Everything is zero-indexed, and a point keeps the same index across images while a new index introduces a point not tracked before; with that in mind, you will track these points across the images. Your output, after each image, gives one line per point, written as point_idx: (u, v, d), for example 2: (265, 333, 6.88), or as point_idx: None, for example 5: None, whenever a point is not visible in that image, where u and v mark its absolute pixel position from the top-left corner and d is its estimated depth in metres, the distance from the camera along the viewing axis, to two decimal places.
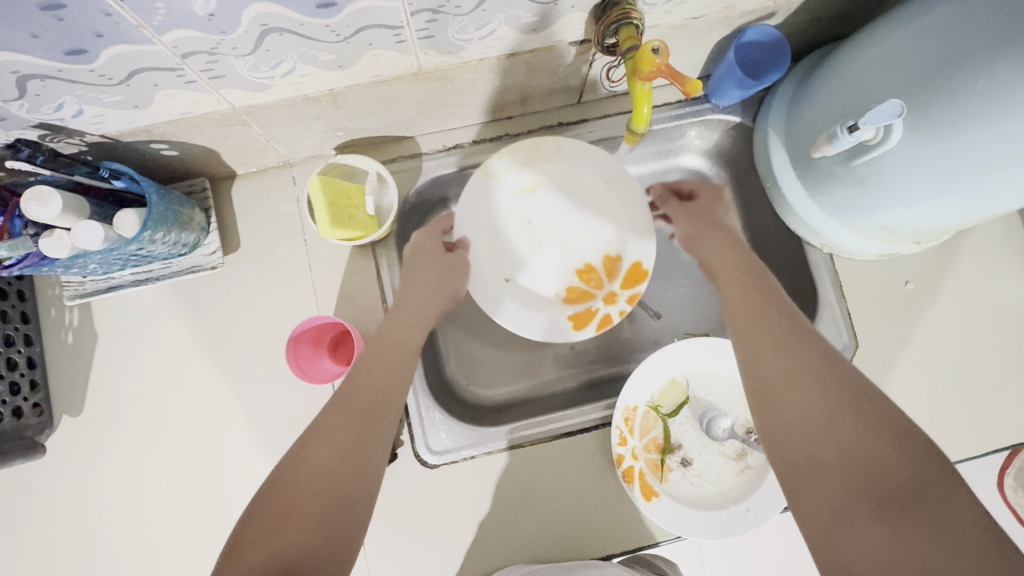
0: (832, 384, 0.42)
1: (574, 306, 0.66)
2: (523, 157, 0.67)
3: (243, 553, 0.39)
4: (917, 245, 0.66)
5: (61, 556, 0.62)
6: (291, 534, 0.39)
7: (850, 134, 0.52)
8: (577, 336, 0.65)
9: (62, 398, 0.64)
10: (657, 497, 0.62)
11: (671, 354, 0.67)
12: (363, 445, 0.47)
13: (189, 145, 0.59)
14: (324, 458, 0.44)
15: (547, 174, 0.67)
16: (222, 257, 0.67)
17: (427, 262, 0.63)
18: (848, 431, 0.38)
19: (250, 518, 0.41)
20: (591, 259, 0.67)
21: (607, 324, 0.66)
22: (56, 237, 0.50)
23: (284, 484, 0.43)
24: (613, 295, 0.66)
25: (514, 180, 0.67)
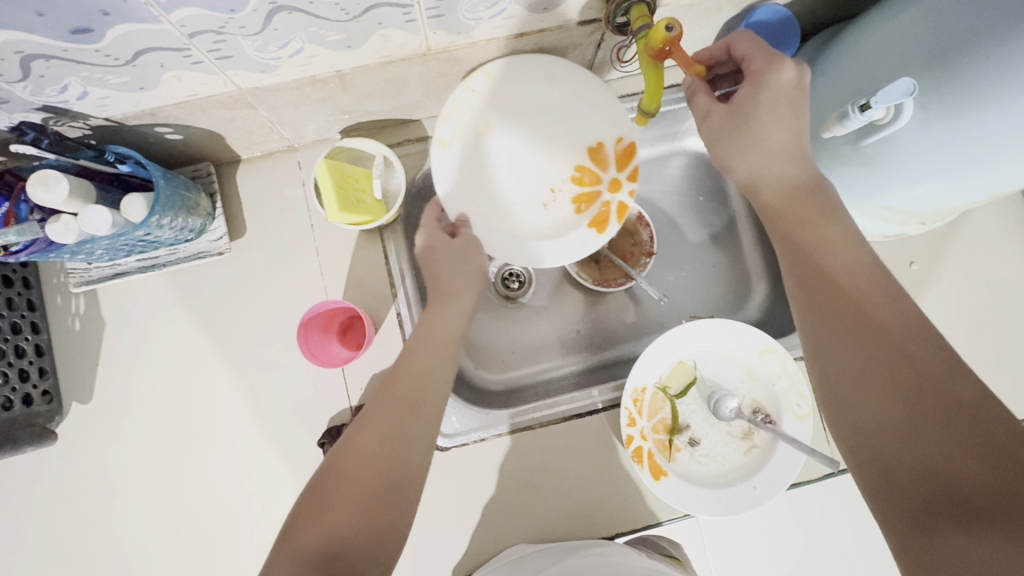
0: (912, 379, 0.37)
1: (588, 215, 0.63)
2: (462, 108, 0.60)
3: (298, 534, 0.43)
4: (922, 225, 0.66)
5: (76, 541, 0.62)
6: (336, 523, 0.43)
7: (861, 113, 0.52)
8: (607, 238, 0.62)
9: (70, 385, 0.64)
10: (665, 476, 0.63)
11: (678, 336, 0.67)
12: (402, 435, 0.48)
13: (194, 129, 0.58)
14: (369, 450, 0.47)
15: (496, 111, 0.61)
16: (228, 243, 0.67)
17: (443, 256, 0.59)
18: (924, 442, 0.35)
19: (305, 502, 0.45)
20: (578, 160, 0.62)
21: (626, 212, 0.62)
22: (63, 222, 0.50)
23: (337, 474, 0.45)
24: (617, 182, 0.62)
25: (465, 135, 0.61)
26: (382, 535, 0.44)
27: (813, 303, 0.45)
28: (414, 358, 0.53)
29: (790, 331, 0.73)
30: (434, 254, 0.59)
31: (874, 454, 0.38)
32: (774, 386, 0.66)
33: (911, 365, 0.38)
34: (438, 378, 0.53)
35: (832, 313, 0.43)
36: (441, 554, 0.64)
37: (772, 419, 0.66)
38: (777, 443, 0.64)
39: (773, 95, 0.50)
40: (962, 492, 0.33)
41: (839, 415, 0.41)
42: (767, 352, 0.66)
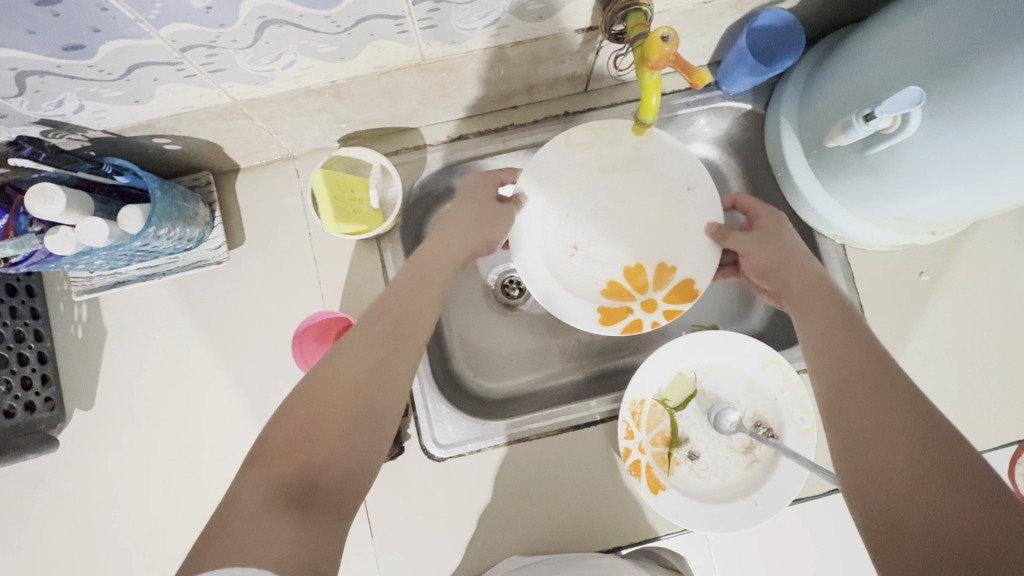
0: (903, 421, 0.36)
1: (609, 300, 0.66)
2: (607, 136, 0.67)
3: (273, 454, 0.40)
4: (933, 235, 0.64)
5: (77, 546, 0.63)
6: (314, 446, 0.40)
7: (866, 123, 0.51)
8: (605, 330, 0.64)
9: (73, 392, 0.65)
10: (664, 490, 0.62)
11: (702, 342, 0.66)
12: (388, 369, 0.46)
13: (192, 140, 0.59)
14: (351, 373, 0.45)
15: (624, 162, 0.67)
16: (227, 251, 0.67)
17: (470, 206, 0.61)
18: (927, 484, 0.32)
19: (276, 428, 0.41)
20: (642, 262, 0.67)
21: (636, 330, 0.65)
22: (61, 234, 0.50)
23: (315, 396, 0.43)
24: (652, 303, 0.66)
25: (590, 156, 0.67)
26: (359, 468, 0.41)
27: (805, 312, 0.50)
28: (402, 299, 0.52)
29: (793, 342, 0.72)
30: (476, 194, 0.62)
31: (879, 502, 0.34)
32: (777, 399, 0.65)
33: (909, 404, 0.37)
34: (425, 317, 0.52)
35: (836, 345, 0.45)
36: (436, 564, 0.64)
37: (774, 433, 0.64)
38: (779, 458, 0.63)
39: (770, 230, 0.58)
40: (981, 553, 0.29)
41: (836, 447, 0.39)
42: (769, 364, 0.65)
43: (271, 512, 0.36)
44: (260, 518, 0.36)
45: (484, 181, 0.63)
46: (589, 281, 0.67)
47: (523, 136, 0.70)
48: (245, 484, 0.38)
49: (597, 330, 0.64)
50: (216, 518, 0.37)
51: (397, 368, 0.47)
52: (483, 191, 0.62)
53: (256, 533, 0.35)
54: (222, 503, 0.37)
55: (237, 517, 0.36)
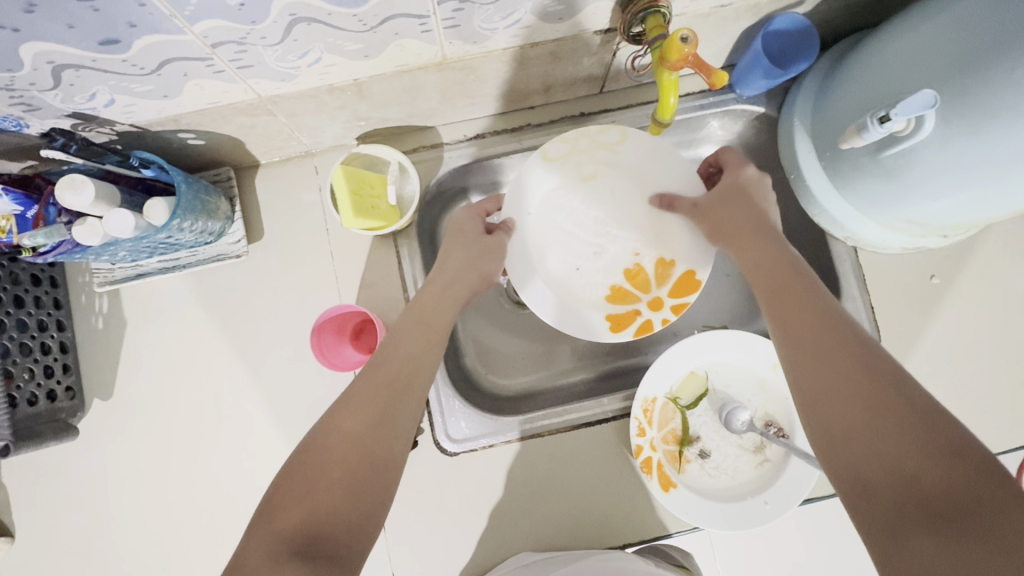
0: (869, 380, 0.40)
1: (615, 307, 0.67)
2: (583, 144, 0.67)
3: (276, 516, 0.42)
4: (944, 238, 0.65)
5: (94, 534, 0.64)
6: (318, 500, 0.42)
7: (880, 125, 0.51)
8: (614, 338, 0.66)
9: (92, 382, 0.66)
10: (674, 488, 0.63)
11: (702, 340, 0.66)
12: (385, 424, 0.48)
13: (215, 135, 0.60)
14: (353, 427, 0.46)
15: (606, 163, 0.68)
16: (246, 246, 0.68)
17: (462, 245, 0.63)
18: (884, 441, 0.36)
19: (281, 488, 0.43)
20: (642, 260, 0.68)
21: (646, 331, 0.66)
22: (89, 225, 0.51)
23: (318, 451, 0.45)
24: (658, 301, 0.66)
25: (567, 170, 0.68)
26: (359, 526, 0.42)
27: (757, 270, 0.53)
28: (402, 347, 0.53)
29: None
30: (461, 228, 0.65)
31: (851, 465, 0.37)
32: (788, 399, 0.65)
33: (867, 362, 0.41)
34: (426, 365, 0.53)
35: (786, 304, 0.48)
36: (448, 559, 0.65)
37: (785, 433, 0.65)
38: (790, 457, 0.63)
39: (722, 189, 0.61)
40: (941, 500, 0.33)
41: (809, 413, 0.42)
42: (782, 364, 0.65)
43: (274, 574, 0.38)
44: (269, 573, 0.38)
45: (467, 213, 0.67)
46: (593, 291, 0.67)
47: (539, 135, 0.71)
48: (253, 542, 0.40)
49: (606, 338, 0.66)
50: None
51: (398, 420, 0.48)
52: (471, 226, 0.65)
53: None
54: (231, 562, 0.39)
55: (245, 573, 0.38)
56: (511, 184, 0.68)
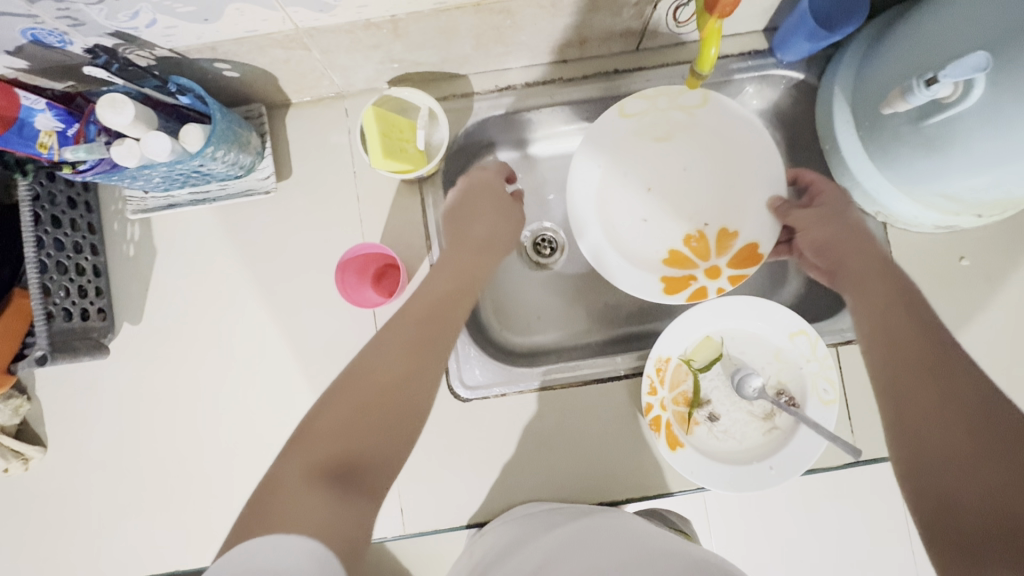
0: (965, 397, 0.45)
1: (671, 270, 0.67)
2: (661, 103, 0.67)
3: (310, 441, 0.43)
4: (978, 218, 0.63)
5: (121, 450, 0.67)
6: (351, 430, 0.44)
7: (927, 89, 0.49)
8: (668, 298, 0.65)
9: (123, 307, 0.68)
10: (681, 447, 0.64)
11: (726, 306, 0.66)
12: (419, 362, 0.50)
13: (250, 67, 0.60)
14: (386, 362, 0.49)
15: (680, 126, 0.68)
16: (274, 183, 0.69)
17: (485, 202, 0.66)
18: (980, 473, 0.41)
19: (321, 416, 0.45)
20: (704, 230, 0.69)
21: (700, 297, 0.66)
22: (126, 146, 0.52)
23: (354, 384, 0.47)
24: (716, 269, 0.67)
25: (642, 126, 0.68)
26: (392, 459, 0.45)
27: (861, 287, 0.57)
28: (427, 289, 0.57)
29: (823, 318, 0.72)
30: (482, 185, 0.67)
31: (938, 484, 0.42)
32: (802, 369, 0.65)
33: (951, 380, 0.46)
34: (457, 309, 0.56)
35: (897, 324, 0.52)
36: (457, 500, 0.67)
37: (796, 402, 0.65)
38: (799, 426, 0.64)
39: (836, 201, 0.63)
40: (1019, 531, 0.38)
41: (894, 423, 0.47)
42: (798, 334, 0.65)
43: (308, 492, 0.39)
44: (302, 490, 0.39)
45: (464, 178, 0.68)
46: (650, 251, 0.68)
47: (571, 92, 0.70)
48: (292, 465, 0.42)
49: (660, 298, 0.65)
50: (256, 502, 0.40)
51: (430, 357, 0.51)
52: (493, 185, 0.67)
53: (297, 507, 0.38)
54: (267, 483, 0.41)
55: (281, 492, 0.40)
56: (592, 130, 0.67)
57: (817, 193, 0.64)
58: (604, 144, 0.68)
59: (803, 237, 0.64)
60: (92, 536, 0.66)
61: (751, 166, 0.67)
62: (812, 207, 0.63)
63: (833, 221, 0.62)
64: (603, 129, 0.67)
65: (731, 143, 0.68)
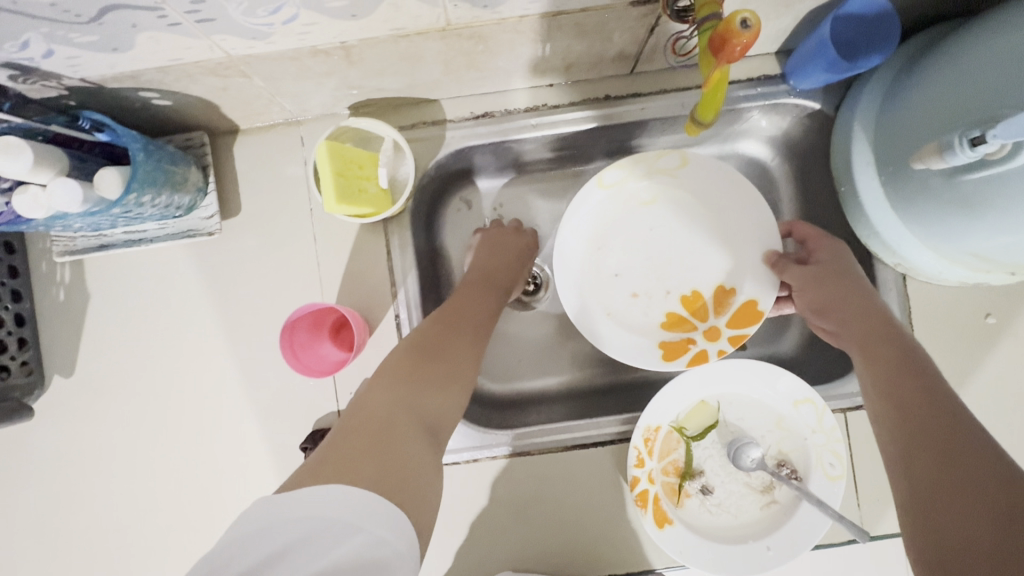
0: (938, 416, 0.41)
1: (670, 334, 0.62)
2: (642, 169, 0.62)
3: (371, 400, 0.45)
4: (1012, 275, 0.55)
5: (54, 515, 0.61)
6: (407, 393, 0.46)
7: (971, 149, 0.42)
8: (669, 367, 0.60)
9: (53, 358, 0.61)
10: (670, 524, 0.57)
11: (710, 371, 0.60)
12: (464, 341, 0.53)
13: (183, 95, 0.52)
14: (434, 335, 0.52)
15: (665, 186, 0.63)
16: (219, 223, 0.61)
17: (487, 248, 0.62)
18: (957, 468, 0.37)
19: (382, 382, 0.47)
20: (700, 288, 0.63)
21: (701, 362, 0.60)
22: (31, 194, 0.45)
23: (407, 356, 0.50)
24: (716, 330, 0.61)
25: (625, 194, 0.63)
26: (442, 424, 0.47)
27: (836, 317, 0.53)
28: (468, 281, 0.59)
29: None
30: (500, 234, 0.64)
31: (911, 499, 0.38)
32: (807, 440, 0.59)
33: (927, 403, 0.43)
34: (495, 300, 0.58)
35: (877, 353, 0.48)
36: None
37: (798, 475, 0.59)
38: (800, 501, 0.58)
39: (833, 256, 0.57)
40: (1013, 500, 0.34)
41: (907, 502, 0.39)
42: (803, 402, 0.58)
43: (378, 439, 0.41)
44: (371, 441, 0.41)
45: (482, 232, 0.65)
46: (647, 317, 0.63)
47: (557, 120, 0.62)
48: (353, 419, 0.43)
49: (660, 367, 0.60)
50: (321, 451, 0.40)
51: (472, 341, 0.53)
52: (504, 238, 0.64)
53: (363, 453, 0.39)
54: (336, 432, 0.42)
55: (349, 441, 0.41)
56: (575, 199, 0.63)
57: (811, 248, 0.58)
58: (586, 212, 0.63)
59: (800, 298, 0.57)
60: None
61: (753, 219, 0.61)
62: (812, 264, 0.57)
63: (832, 277, 0.55)
64: (583, 200, 0.62)
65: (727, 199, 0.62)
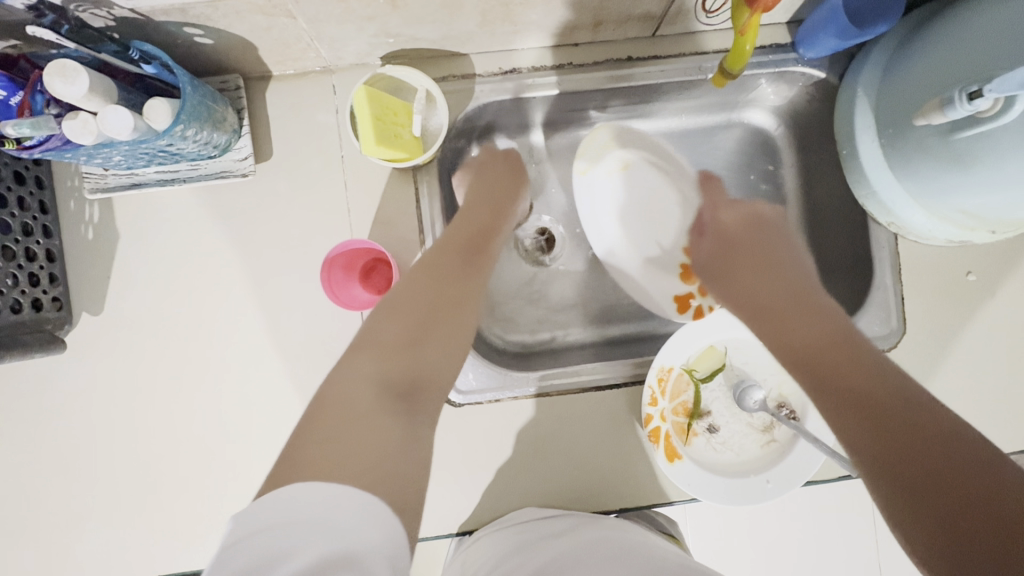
0: (890, 397, 0.42)
1: (680, 287, 0.71)
2: (593, 156, 0.69)
3: (361, 355, 0.47)
4: (992, 235, 0.60)
5: (80, 451, 0.62)
6: (396, 347, 0.48)
7: (968, 103, 0.47)
8: (679, 320, 0.70)
9: (82, 296, 0.62)
10: (679, 459, 0.62)
11: (698, 327, 0.64)
12: (456, 292, 0.54)
13: (226, 34, 0.53)
14: (424, 285, 0.53)
15: (631, 156, 0.69)
16: (253, 165, 0.63)
17: (486, 175, 0.65)
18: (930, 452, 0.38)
19: (376, 330, 0.49)
20: (695, 239, 0.71)
21: (700, 314, 0.71)
22: (81, 120, 0.46)
23: (398, 303, 0.51)
24: (707, 285, 0.70)
25: (607, 172, 0.69)
26: (440, 374, 0.49)
27: (770, 306, 0.57)
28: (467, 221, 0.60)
29: None
30: (491, 161, 0.66)
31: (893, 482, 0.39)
32: None
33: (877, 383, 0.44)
34: (483, 253, 0.58)
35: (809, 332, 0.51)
36: (445, 508, 0.64)
37: (796, 415, 0.64)
38: (797, 439, 0.63)
39: (738, 218, 0.65)
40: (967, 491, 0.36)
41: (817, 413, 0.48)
42: None
43: (370, 406, 0.43)
44: (368, 411, 0.43)
45: (473, 160, 0.67)
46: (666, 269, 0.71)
47: (581, 78, 0.64)
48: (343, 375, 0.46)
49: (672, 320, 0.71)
50: (310, 414, 0.43)
51: (465, 294, 0.54)
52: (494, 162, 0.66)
53: (360, 425, 0.41)
54: (329, 392, 0.44)
55: (347, 407, 0.43)
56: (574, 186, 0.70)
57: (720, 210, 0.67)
58: (590, 200, 0.69)
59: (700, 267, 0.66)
60: (49, 541, 0.62)
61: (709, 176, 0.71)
62: (717, 233, 0.66)
63: (736, 241, 0.64)
64: (577, 196, 0.70)
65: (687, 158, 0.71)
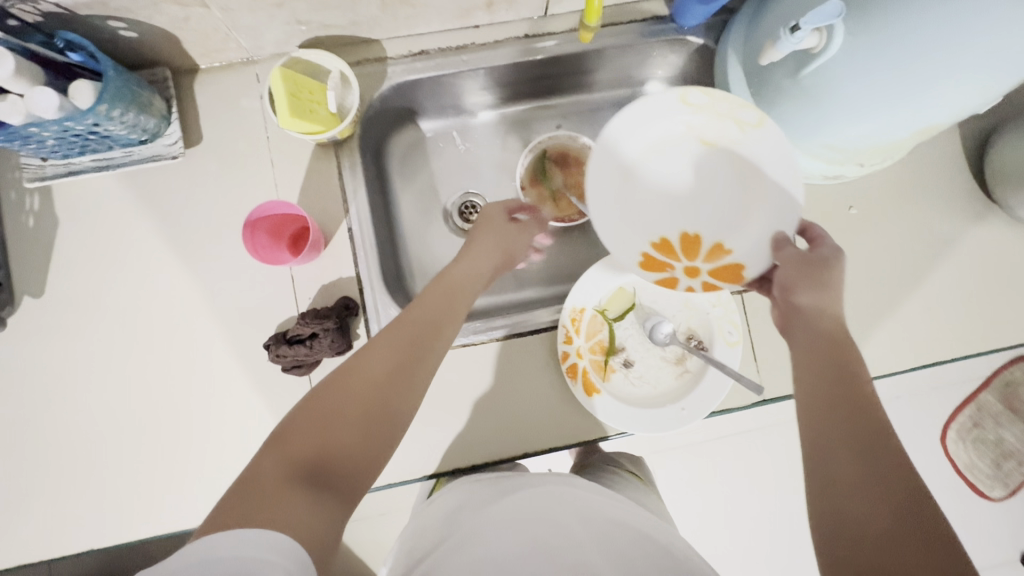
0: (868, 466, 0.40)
1: (657, 251, 0.64)
2: (722, 107, 0.62)
3: (292, 437, 0.43)
4: (861, 167, 0.67)
5: (20, 430, 0.64)
6: (336, 426, 0.44)
7: (793, 35, 0.54)
8: (638, 272, 0.63)
9: (23, 280, 0.66)
10: (598, 393, 0.66)
11: (603, 269, 0.70)
12: (403, 379, 0.48)
13: (149, 27, 0.59)
14: (377, 363, 0.48)
15: (736, 137, 0.63)
16: (182, 148, 0.68)
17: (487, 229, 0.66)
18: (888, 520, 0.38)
19: (317, 403, 0.45)
20: (704, 232, 0.64)
21: (668, 285, 0.63)
22: (9, 101, 0.51)
23: (345, 380, 0.47)
24: (695, 269, 0.63)
25: (700, 120, 0.64)
26: (365, 462, 0.44)
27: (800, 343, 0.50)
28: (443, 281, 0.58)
29: None
30: (487, 222, 0.67)
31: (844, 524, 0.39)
32: (709, 314, 0.69)
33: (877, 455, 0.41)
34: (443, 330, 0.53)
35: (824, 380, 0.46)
36: None
37: (704, 346, 0.68)
38: (709, 368, 0.67)
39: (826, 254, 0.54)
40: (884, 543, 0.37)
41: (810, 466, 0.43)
42: None
43: (286, 491, 0.39)
44: (284, 489, 0.39)
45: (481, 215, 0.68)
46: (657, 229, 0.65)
47: (484, 55, 0.72)
48: (270, 453, 0.42)
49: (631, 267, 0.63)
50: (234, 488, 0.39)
51: (414, 376, 0.49)
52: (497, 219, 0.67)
53: (274, 504, 0.37)
54: (250, 470, 0.40)
55: (262, 484, 0.39)
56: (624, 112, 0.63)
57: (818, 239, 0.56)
58: (643, 118, 0.64)
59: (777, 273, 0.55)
60: None
61: (768, 177, 0.62)
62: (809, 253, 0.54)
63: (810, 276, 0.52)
64: (658, 103, 0.63)
65: (767, 156, 0.61)
